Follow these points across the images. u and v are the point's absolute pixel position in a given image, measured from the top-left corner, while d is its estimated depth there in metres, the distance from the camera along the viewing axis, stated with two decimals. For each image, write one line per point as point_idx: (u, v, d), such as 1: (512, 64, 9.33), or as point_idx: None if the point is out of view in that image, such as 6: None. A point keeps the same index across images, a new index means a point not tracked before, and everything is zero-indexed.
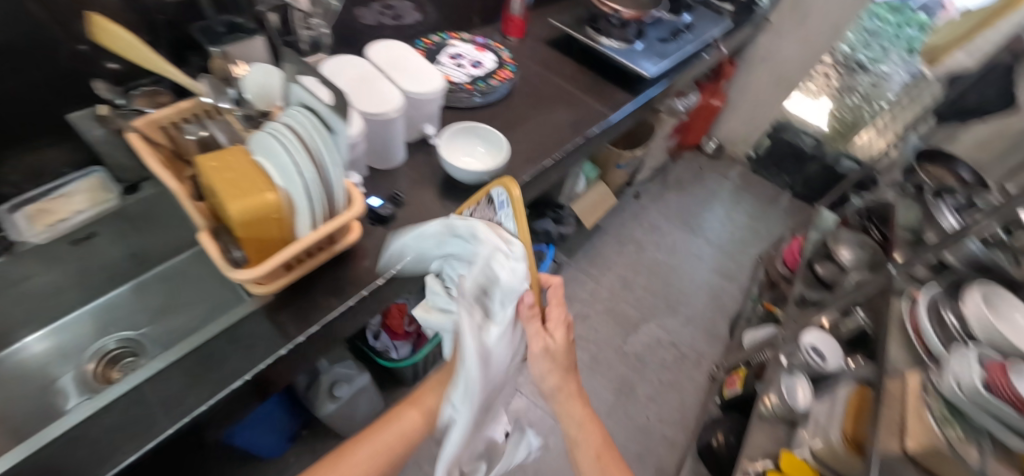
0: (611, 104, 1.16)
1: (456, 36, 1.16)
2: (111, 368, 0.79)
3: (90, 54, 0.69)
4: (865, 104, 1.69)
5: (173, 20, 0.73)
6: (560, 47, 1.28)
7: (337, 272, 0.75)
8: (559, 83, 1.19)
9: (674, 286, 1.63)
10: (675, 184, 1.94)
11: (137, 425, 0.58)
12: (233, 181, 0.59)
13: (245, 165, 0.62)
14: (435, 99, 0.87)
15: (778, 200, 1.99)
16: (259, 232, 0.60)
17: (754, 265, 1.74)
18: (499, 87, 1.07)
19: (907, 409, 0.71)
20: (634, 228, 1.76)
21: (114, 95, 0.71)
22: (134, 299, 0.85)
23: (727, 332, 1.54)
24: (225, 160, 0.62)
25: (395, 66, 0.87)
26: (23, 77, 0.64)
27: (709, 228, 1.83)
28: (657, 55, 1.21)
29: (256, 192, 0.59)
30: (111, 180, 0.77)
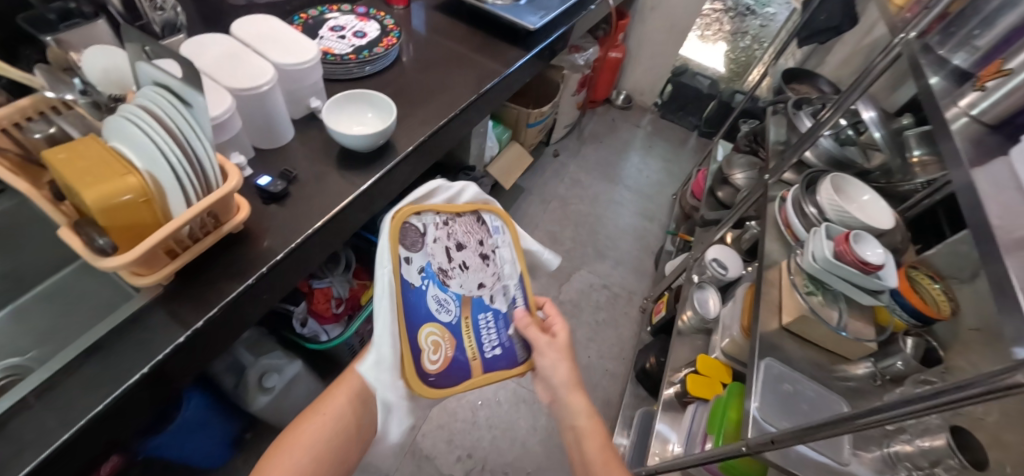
0: (504, 61, 1.19)
1: (335, 8, 1.11)
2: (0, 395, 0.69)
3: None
4: (755, 45, 1.90)
5: None
6: (447, 11, 1.28)
7: (234, 255, 0.73)
8: (450, 46, 1.20)
9: (600, 233, 1.72)
10: (592, 139, 2.02)
11: (26, 436, 0.54)
12: (86, 169, 0.56)
13: (100, 153, 0.59)
14: (313, 68, 0.85)
15: (686, 141, 2.12)
16: (124, 219, 0.57)
17: (671, 203, 1.86)
18: (385, 54, 1.05)
19: (783, 289, 0.82)
20: (557, 185, 1.82)
21: None
22: (16, 323, 0.79)
23: (652, 267, 1.65)
24: (75, 150, 0.58)
25: (264, 39, 0.84)
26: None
27: (626, 175, 1.92)
28: (542, 9, 1.24)
29: (112, 177, 0.56)
30: None
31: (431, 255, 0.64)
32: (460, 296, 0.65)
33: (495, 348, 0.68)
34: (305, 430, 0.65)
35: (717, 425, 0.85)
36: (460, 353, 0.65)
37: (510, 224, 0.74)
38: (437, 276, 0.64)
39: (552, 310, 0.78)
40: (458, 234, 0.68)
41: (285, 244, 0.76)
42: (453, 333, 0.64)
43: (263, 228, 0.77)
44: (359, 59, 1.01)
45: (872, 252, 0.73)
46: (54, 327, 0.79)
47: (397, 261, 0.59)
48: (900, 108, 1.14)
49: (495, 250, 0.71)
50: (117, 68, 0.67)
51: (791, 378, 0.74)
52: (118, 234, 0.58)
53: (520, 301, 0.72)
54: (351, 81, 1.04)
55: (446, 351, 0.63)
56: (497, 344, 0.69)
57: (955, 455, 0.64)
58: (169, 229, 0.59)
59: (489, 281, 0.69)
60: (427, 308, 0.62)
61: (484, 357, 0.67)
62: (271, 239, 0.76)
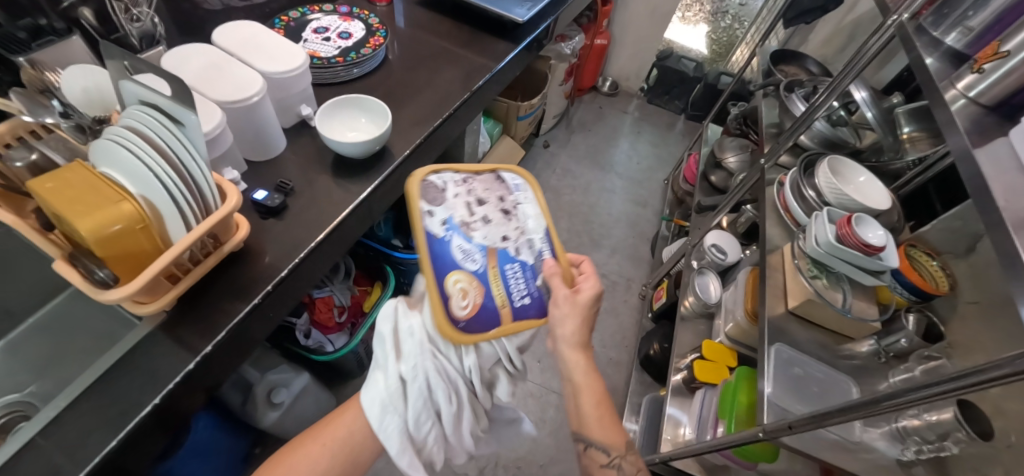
0: (493, 55, 1.17)
1: (317, 8, 1.08)
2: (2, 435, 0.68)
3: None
4: (736, 24, 1.90)
5: None
6: (432, 6, 1.25)
7: (236, 275, 0.71)
8: (437, 42, 1.17)
9: (595, 222, 1.72)
10: (580, 128, 2.01)
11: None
12: (78, 198, 0.53)
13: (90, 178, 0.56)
14: (302, 75, 0.82)
15: (674, 125, 2.12)
16: (122, 248, 0.55)
17: (663, 188, 1.86)
18: (373, 55, 1.03)
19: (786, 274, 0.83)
20: (549, 176, 1.81)
21: None
22: (11, 358, 0.76)
23: (649, 253, 1.66)
24: (64, 176, 0.56)
25: (249, 47, 0.80)
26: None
27: (617, 162, 1.92)
28: (529, 0, 1.22)
29: (108, 205, 0.54)
30: None
31: (453, 209, 0.67)
32: (480, 245, 0.66)
33: (525, 298, 0.67)
34: (304, 454, 0.63)
35: (727, 410, 0.87)
36: (489, 299, 0.65)
37: (531, 184, 0.75)
38: (462, 226, 0.66)
39: (586, 269, 0.74)
40: (479, 188, 0.71)
41: (289, 261, 0.74)
42: (478, 281, 0.64)
43: (265, 243, 0.75)
44: (346, 61, 0.99)
45: (874, 234, 0.74)
46: (51, 359, 0.77)
47: (419, 214, 0.64)
48: (888, 87, 1.16)
49: (520, 205, 0.72)
50: (96, 88, 0.65)
51: (801, 362, 0.75)
52: (116, 263, 0.56)
53: (550, 251, 0.71)
54: (339, 84, 1.01)
55: (474, 298, 0.63)
56: (526, 294, 0.68)
57: (961, 428, 0.67)
58: (171, 256, 0.57)
59: (520, 235, 0.70)
60: (452, 256, 0.64)
61: (514, 306, 0.66)
62: (273, 255, 0.74)
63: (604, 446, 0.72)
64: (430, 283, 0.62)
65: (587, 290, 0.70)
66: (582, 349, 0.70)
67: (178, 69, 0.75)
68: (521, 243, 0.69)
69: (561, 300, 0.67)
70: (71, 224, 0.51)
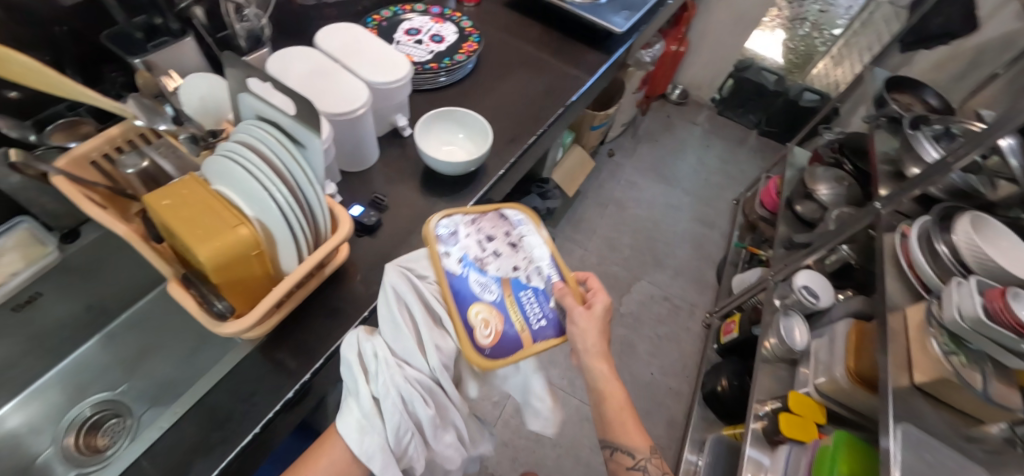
0: (584, 66, 1.10)
1: (409, 8, 1.04)
2: (94, 434, 0.71)
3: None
4: (815, 32, 1.77)
5: (78, 31, 0.61)
6: (520, 8, 1.19)
7: (331, 295, 0.69)
8: (526, 49, 1.11)
9: (660, 240, 1.64)
10: (647, 138, 1.92)
11: None
12: (197, 222, 0.51)
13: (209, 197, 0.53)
14: (403, 86, 0.78)
15: (746, 140, 2.00)
16: (237, 275, 0.53)
17: (732, 208, 1.76)
18: (466, 62, 0.98)
19: (912, 343, 0.75)
20: (613, 187, 1.74)
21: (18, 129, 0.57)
22: (105, 353, 0.77)
23: (715, 279, 1.58)
24: (183, 195, 0.53)
25: (352, 53, 0.77)
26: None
27: (683, 177, 1.82)
28: (626, 8, 1.14)
29: (226, 232, 0.51)
30: (46, 230, 0.66)
31: (467, 248, 0.64)
32: (490, 277, 0.64)
33: (543, 319, 0.64)
34: None
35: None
36: (509, 327, 0.62)
37: (533, 217, 0.72)
38: (478, 264, 0.64)
39: (595, 284, 0.70)
40: (487, 225, 0.68)
41: (384, 285, 0.71)
42: (493, 312, 0.61)
43: (359, 263, 0.73)
44: (439, 68, 0.95)
45: None
46: (142, 357, 0.77)
47: (435, 258, 0.62)
48: None
49: (526, 237, 0.69)
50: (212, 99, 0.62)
51: (931, 447, 0.68)
52: (231, 289, 0.53)
53: (556, 274, 0.69)
54: (430, 91, 0.97)
55: (495, 326, 0.60)
56: (542, 316, 0.65)
57: None
58: (282, 287, 0.53)
59: (526, 266, 0.67)
60: (471, 291, 0.62)
61: (533, 329, 0.63)
62: (368, 277, 0.72)
63: (630, 450, 0.70)
64: (452, 315, 0.60)
65: (601, 303, 0.67)
66: (603, 361, 0.67)
67: (285, 75, 0.72)
68: (529, 270, 0.67)
69: (577, 319, 0.65)
70: (193, 251, 0.49)
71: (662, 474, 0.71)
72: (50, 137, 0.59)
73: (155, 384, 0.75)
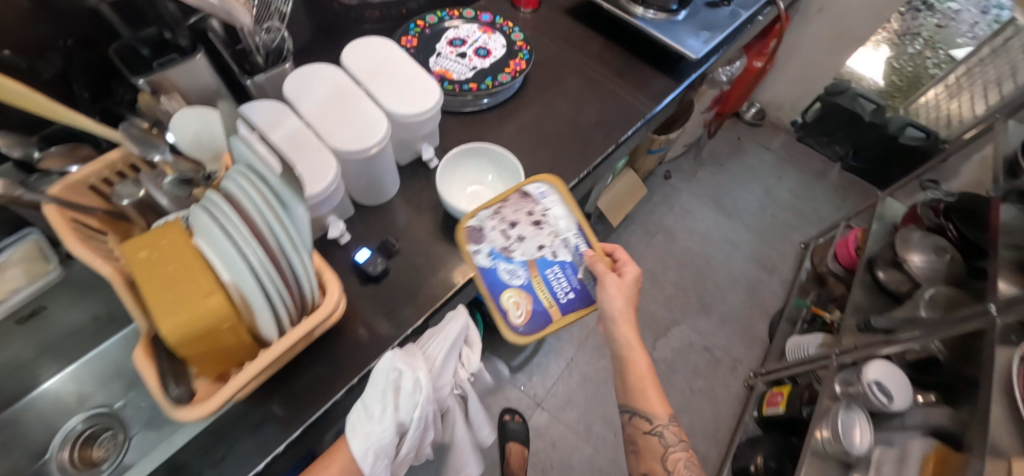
0: (646, 94, 0.96)
1: (457, 13, 0.94)
2: (90, 447, 0.69)
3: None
4: (928, 52, 1.56)
5: (88, 43, 0.57)
6: (583, 18, 1.05)
7: (325, 350, 0.63)
8: (582, 69, 0.98)
9: (709, 281, 1.48)
10: (711, 160, 1.73)
11: None
12: (171, 285, 0.46)
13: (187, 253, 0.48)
14: (431, 118, 0.68)
15: (827, 174, 1.75)
16: (208, 345, 0.48)
17: (799, 253, 1.56)
18: (510, 83, 0.87)
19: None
20: (664, 214, 1.58)
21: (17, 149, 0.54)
22: (111, 362, 0.77)
23: (766, 333, 1.41)
24: (162, 247, 0.48)
25: (378, 75, 0.68)
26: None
27: (746, 210, 1.63)
28: (705, 29, 0.98)
29: (197, 301, 0.45)
30: (53, 246, 0.63)
31: (494, 238, 0.65)
32: (518, 261, 0.64)
33: (571, 293, 0.65)
34: None
35: None
36: (538, 305, 0.63)
37: (561, 187, 0.68)
38: (504, 251, 0.64)
39: (624, 254, 0.68)
40: (512, 206, 0.67)
41: (383, 344, 0.65)
42: (521, 296, 0.63)
43: (360, 314, 0.66)
44: (479, 90, 0.84)
45: None
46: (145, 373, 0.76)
47: (465, 255, 0.64)
48: None
49: (553, 212, 0.67)
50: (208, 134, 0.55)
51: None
52: (201, 358, 0.49)
53: (585, 244, 0.66)
54: (467, 113, 0.87)
55: (526, 306, 0.63)
56: (570, 289, 0.65)
57: None
58: (254, 368, 0.48)
59: (553, 239, 0.66)
60: (498, 280, 0.64)
61: (562, 304, 0.64)
62: (368, 332, 0.65)
63: (648, 418, 0.66)
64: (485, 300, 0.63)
65: (631, 273, 0.64)
66: (629, 326, 0.63)
67: (302, 98, 0.64)
68: (561, 247, 0.66)
69: (606, 284, 0.63)
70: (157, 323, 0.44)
71: (687, 456, 0.65)
72: (46, 159, 0.55)
73: (153, 404, 0.74)
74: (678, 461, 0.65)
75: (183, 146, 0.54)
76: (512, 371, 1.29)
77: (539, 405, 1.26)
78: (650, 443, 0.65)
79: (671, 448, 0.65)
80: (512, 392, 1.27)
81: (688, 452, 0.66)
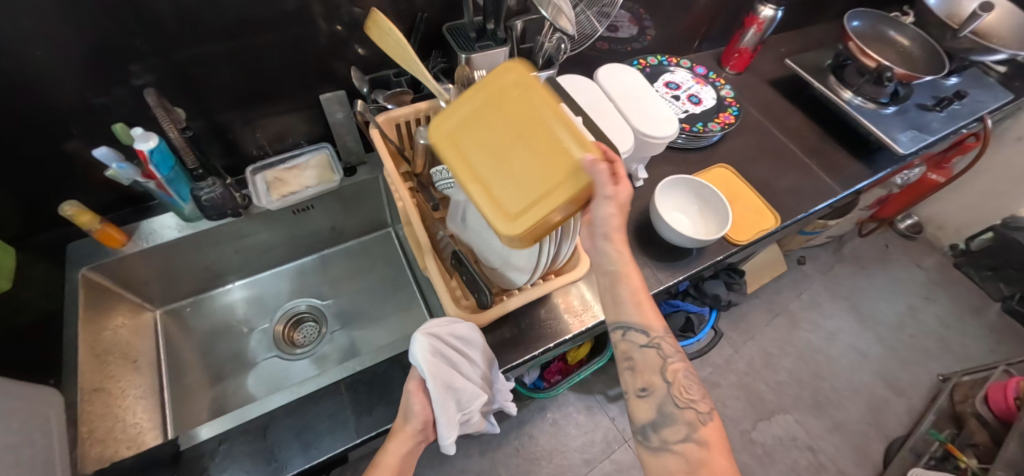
0: (843, 175, 0.97)
1: (675, 62, 1.04)
2: (295, 330, 0.86)
3: (344, 37, 0.69)
4: None
5: (431, 18, 0.73)
6: (786, 92, 1.11)
7: (522, 312, 0.71)
8: (778, 135, 1.03)
9: (827, 380, 1.41)
10: (850, 260, 1.67)
11: (348, 412, 0.61)
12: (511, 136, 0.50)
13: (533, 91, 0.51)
14: (664, 143, 0.76)
15: (983, 313, 1.61)
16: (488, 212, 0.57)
17: (935, 385, 1.44)
18: (717, 132, 0.93)
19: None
20: (791, 298, 1.55)
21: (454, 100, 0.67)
22: (327, 267, 0.92)
23: (881, 456, 1.31)
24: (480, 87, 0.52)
25: (628, 99, 0.78)
26: (283, 13, 0.62)
27: (882, 322, 1.54)
28: (915, 127, 1.00)
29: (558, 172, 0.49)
30: (336, 159, 0.81)
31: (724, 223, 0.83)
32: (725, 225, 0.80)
33: (740, 218, 0.84)
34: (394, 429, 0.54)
35: None
36: (741, 230, 0.82)
37: (725, 170, 0.92)
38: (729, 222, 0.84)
39: (727, 184, 0.89)
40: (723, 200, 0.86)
41: (595, 310, 0.72)
42: (718, 245, 0.80)
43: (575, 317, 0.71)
44: (688, 130, 0.92)
45: None
46: (347, 286, 0.92)
47: (735, 229, 0.82)
48: None
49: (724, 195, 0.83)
50: None
51: None
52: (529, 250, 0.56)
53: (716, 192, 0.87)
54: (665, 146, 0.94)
55: (742, 238, 0.81)
56: (739, 216, 0.84)
57: None
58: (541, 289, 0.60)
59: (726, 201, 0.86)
60: (735, 236, 0.81)
61: (739, 228, 0.82)
62: (580, 299, 0.73)
63: (642, 330, 0.52)
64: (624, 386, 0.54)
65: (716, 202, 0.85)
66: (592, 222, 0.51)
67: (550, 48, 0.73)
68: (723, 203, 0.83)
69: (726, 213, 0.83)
70: (427, 264, 0.60)
71: (695, 388, 0.52)
72: None
73: (348, 311, 0.89)
74: (678, 376, 0.52)
75: None
76: (607, 399, 1.31)
77: (625, 441, 1.26)
78: (650, 358, 0.52)
79: (670, 361, 0.53)
80: (602, 420, 1.28)
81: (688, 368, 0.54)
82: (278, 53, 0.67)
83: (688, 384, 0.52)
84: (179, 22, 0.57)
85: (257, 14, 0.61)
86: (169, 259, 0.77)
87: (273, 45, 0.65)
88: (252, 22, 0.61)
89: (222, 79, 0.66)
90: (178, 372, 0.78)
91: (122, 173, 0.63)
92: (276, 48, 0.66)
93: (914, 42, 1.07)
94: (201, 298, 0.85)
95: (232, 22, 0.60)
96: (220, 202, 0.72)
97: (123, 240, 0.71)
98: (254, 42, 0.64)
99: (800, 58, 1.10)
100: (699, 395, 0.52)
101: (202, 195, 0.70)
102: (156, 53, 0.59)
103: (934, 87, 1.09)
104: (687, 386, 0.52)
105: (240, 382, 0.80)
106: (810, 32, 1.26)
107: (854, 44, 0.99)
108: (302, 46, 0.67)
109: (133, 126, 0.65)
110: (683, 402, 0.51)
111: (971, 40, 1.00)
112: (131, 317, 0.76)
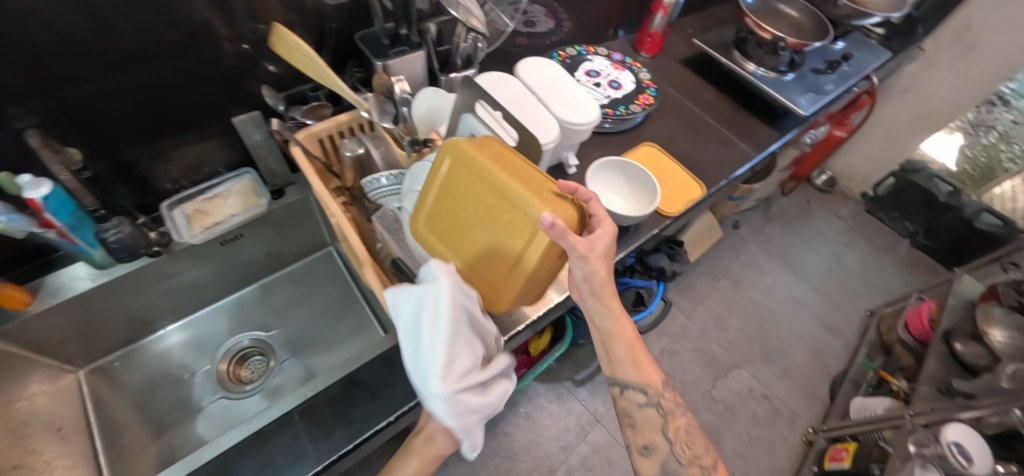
0: (757, 141, 1.05)
1: (593, 50, 1.08)
2: (241, 367, 0.82)
3: (251, 55, 0.66)
4: (1002, 145, 1.58)
5: (341, 28, 0.71)
6: (698, 69, 1.18)
7: None
8: (696, 110, 1.09)
9: (772, 331, 1.52)
10: (778, 219, 1.80)
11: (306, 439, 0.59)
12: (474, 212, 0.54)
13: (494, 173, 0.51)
14: (588, 129, 0.79)
15: (895, 250, 1.78)
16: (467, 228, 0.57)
17: (864, 320, 1.58)
18: (639, 113, 0.98)
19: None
20: (731, 261, 1.65)
21: (375, 107, 0.66)
22: (268, 296, 0.88)
23: (827, 393, 1.42)
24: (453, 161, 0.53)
25: (548, 90, 0.80)
26: (181, 35, 0.59)
27: (813, 271, 1.67)
28: (812, 90, 1.09)
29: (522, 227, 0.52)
30: (261, 183, 0.78)
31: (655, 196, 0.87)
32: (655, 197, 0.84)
33: (670, 190, 0.89)
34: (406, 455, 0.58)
35: None
36: (671, 202, 0.87)
37: (650, 148, 0.97)
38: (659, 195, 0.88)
39: (653, 161, 0.94)
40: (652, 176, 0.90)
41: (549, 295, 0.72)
42: (652, 219, 0.84)
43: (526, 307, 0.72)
44: (613, 114, 0.95)
45: None
46: (293, 312, 0.88)
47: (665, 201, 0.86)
48: None
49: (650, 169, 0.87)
50: (435, 110, 0.66)
51: None
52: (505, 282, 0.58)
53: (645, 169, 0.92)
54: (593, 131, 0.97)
55: (673, 210, 0.85)
56: (669, 189, 0.89)
57: None
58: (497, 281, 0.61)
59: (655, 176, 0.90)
60: (667, 208, 0.85)
61: (669, 200, 0.87)
62: None
63: (641, 388, 0.58)
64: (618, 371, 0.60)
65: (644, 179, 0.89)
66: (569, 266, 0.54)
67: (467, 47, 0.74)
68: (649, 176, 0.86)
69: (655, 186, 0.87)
70: (365, 275, 0.59)
71: (695, 442, 0.58)
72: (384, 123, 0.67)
73: (296, 339, 0.85)
74: (681, 430, 0.58)
75: (417, 118, 0.66)
76: (575, 384, 1.34)
77: (598, 421, 1.29)
78: (650, 416, 0.58)
79: (671, 417, 0.59)
80: (573, 405, 1.31)
81: (690, 417, 0.60)
82: (180, 78, 0.63)
83: (689, 438, 0.58)
84: (64, 56, 0.53)
85: (152, 40, 0.57)
86: (86, 312, 0.71)
87: (175, 71, 0.61)
88: (148, 49, 0.58)
89: (122, 113, 0.61)
90: (114, 434, 0.72)
91: (14, 226, 0.57)
92: (178, 74, 0.62)
93: (801, 13, 1.18)
94: (132, 348, 0.80)
95: (124, 51, 0.56)
96: (131, 243, 0.66)
97: (26, 300, 0.63)
98: (151, 68, 0.60)
99: (706, 37, 1.17)
100: (703, 448, 0.58)
101: (109, 237, 0.64)
102: (43, 92, 0.54)
103: (824, 52, 1.20)
104: (690, 439, 0.58)
105: (187, 431, 0.75)
106: (713, 12, 1.34)
107: (751, 19, 1.07)
108: (206, 68, 0.64)
109: (21, 173, 0.59)
110: (686, 457, 0.56)
111: (849, 6, 1.10)
112: (50, 383, 0.69)
